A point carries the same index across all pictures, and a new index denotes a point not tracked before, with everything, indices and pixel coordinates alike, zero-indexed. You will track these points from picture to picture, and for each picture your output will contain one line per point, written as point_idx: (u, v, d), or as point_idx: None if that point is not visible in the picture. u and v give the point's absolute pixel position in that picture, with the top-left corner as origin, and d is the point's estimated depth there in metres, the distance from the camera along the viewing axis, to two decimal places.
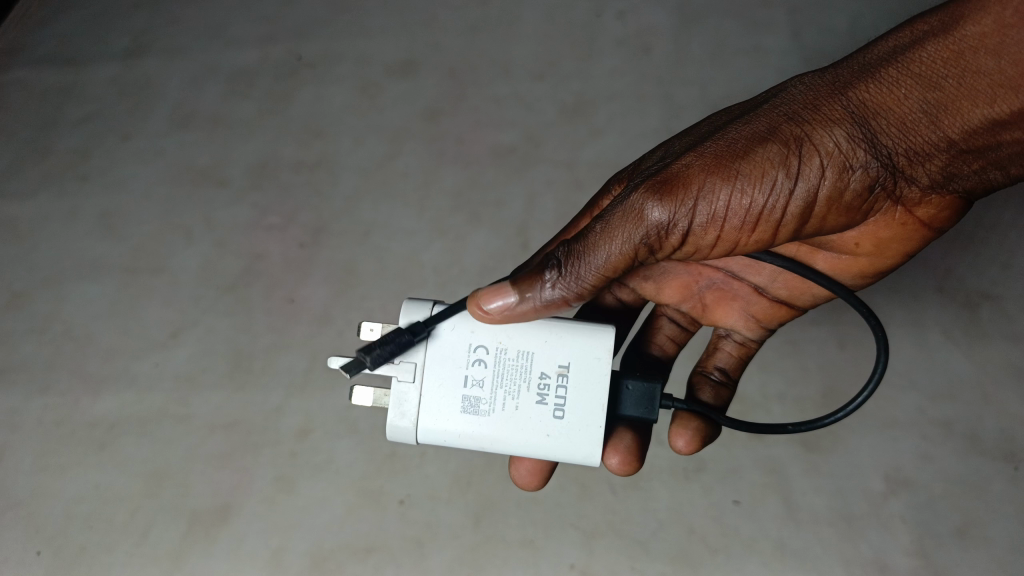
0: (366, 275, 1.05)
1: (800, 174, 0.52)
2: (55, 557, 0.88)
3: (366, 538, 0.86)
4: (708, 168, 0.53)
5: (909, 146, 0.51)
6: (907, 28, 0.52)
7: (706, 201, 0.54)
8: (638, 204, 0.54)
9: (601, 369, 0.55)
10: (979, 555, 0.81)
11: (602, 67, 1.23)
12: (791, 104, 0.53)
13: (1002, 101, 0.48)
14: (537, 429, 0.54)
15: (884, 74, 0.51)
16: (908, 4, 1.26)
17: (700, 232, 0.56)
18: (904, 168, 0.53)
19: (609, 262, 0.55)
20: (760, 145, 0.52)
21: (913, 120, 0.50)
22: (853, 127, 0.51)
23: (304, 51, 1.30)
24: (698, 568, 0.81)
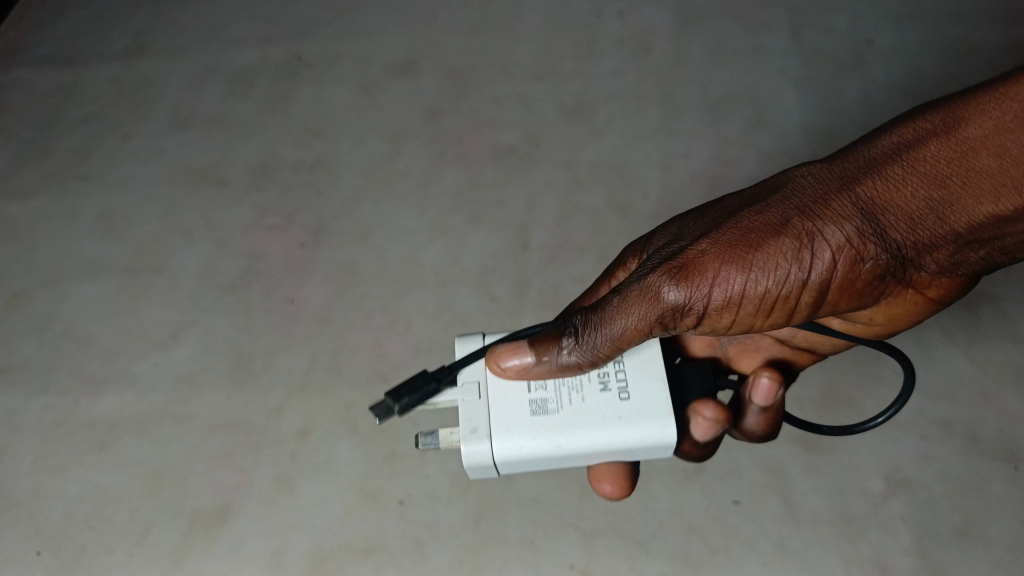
0: (366, 275, 1.05)
1: (812, 265, 0.56)
2: (55, 558, 0.88)
3: (366, 538, 0.85)
4: (726, 255, 0.57)
5: (916, 239, 0.54)
6: (908, 126, 0.55)
7: (723, 285, 0.58)
8: (656, 284, 0.58)
9: (650, 351, 0.64)
10: (979, 555, 0.80)
11: (602, 67, 1.23)
12: (799, 199, 0.57)
13: (1005, 198, 0.50)
14: (608, 414, 0.60)
15: (889, 171, 0.55)
16: (907, 5, 1.26)
17: (719, 312, 0.60)
18: (910, 258, 0.56)
19: (627, 333, 0.59)
20: (774, 237, 0.56)
21: (919, 216, 0.54)
22: (861, 223, 0.55)
23: (305, 53, 1.31)
24: (698, 569, 0.81)
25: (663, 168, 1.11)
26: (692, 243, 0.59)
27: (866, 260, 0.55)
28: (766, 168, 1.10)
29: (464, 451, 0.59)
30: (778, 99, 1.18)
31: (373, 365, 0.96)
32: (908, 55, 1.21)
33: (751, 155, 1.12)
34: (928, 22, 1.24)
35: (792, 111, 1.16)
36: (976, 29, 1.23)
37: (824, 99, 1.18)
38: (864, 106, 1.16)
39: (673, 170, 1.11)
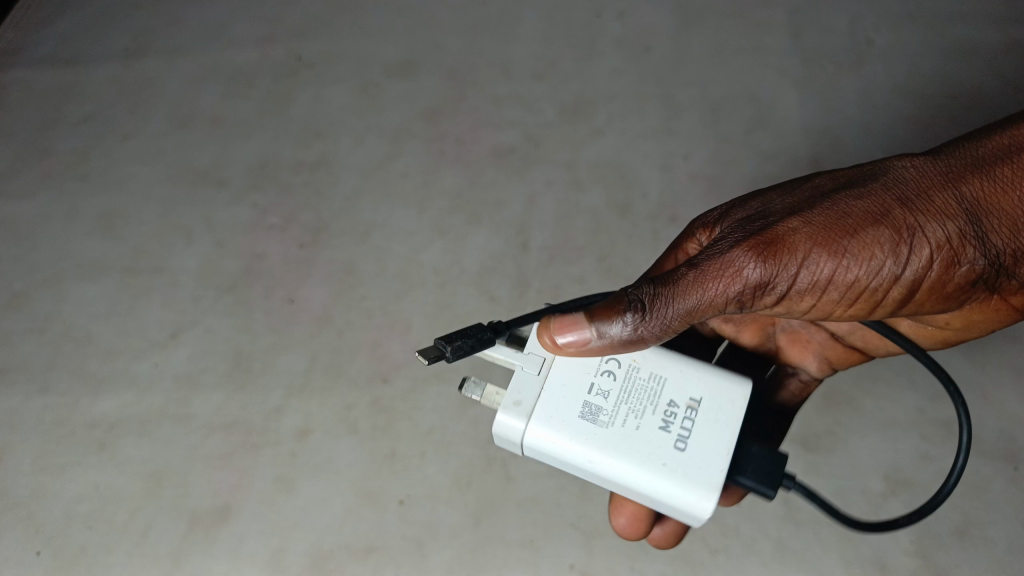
0: (366, 275, 1.05)
1: (908, 260, 0.55)
2: (56, 558, 0.88)
3: (366, 538, 0.85)
4: (824, 238, 0.55)
5: (1014, 247, 0.55)
6: (1002, 137, 0.57)
7: (813, 268, 0.56)
8: (740, 259, 0.55)
9: (731, 411, 0.57)
10: (978, 555, 0.81)
11: (602, 67, 1.23)
12: (901, 188, 0.56)
13: None
14: (655, 457, 0.54)
15: (995, 173, 0.55)
16: (908, 4, 1.26)
17: (800, 295, 0.58)
18: (999, 266, 0.56)
19: (702, 309, 0.56)
20: (873, 225, 0.55)
21: (1020, 223, 0.54)
22: (961, 222, 0.54)
23: (305, 52, 1.31)
24: (698, 569, 0.81)
25: (663, 168, 1.11)
26: (782, 218, 0.57)
27: (958, 262, 0.55)
28: (766, 168, 1.10)
29: (498, 418, 0.57)
30: (778, 99, 1.18)
31: (373, 365, 0.96)
32: (908, 55, 1.21)
33: (752, 155, 1.12)
34: (928, 21, 1.24)
35: (792, 111, 1.16)
36: (977, 28, 1.22)
37: (825, 99, 1.18)
38: (864, 105, 1.16)
39: (673, 170, 1.11)
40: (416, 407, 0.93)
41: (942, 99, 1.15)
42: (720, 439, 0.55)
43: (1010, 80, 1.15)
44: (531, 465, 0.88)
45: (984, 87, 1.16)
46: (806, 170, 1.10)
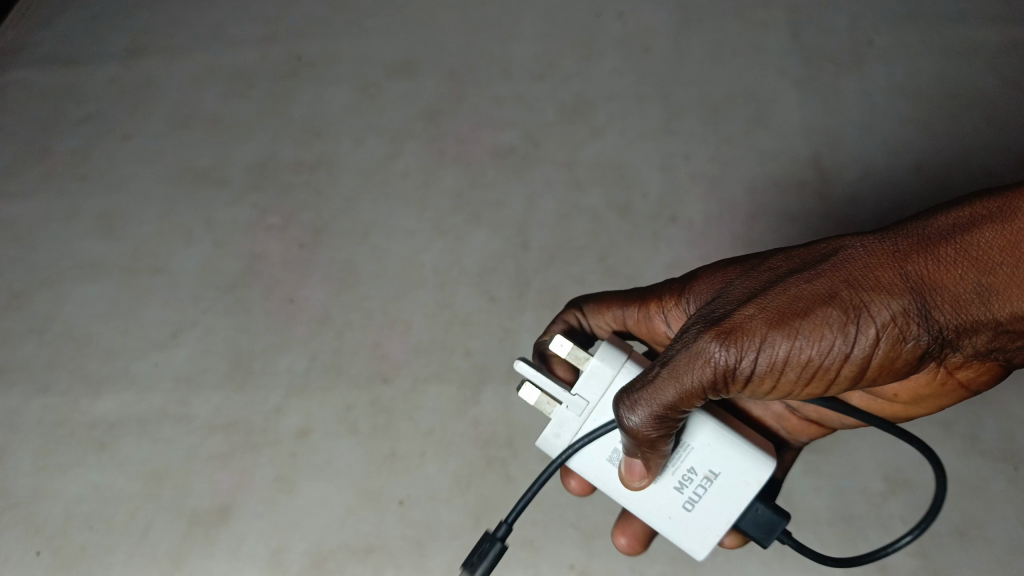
0: (366, 275, 1.05)
1: (856, 340, 0.50)
2: (56, 557, 0.88)
3: (366, 538, 0.86)
4: (771, 321, 0.51)
5: (961, 323, 0.49)
6: (966, 205, 0.49)
7: (767, 351, 0.51)
8: (701, 343, 0.52)
9: (745, 491, 0.59)
10: (977, 554, 0.81)
11: (602, 67, 1.23)
12: (851, 269, 0.50)
13: None
14: (663, 510, 0.61)
15: (944, 250, 0.48)
16: (908, 3, 1.26)
17: (759, 379, 0.54)
18: (957, 340, 0.50)
19: (677, 401, 0.54)
20: (821, 306, 0.50)
21: (966, 299, 0.48)
22: (915, 301, 0.48)
23: (305, 52, 1.31)
24: (698, 568, 0.81)
25: (663, 168, 1.11)
26: (737, 305, 0.53)
27: (913, 341, 0.49)
28: (766, 168, 1.10)
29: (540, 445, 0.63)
30: (778, 99, 1.18)
31: (373, 365, 0.96)
32: (909, 54, 1.21)
33: (751, 155, 1.12)
34: (929, 20, 1.24)
35: (792, 111, 1.16)
36: (977, 27, 1.22)
37: (825, 98, 1.18)
38: (864, 105, 1.16)
39: (673, 170, 1.11)
40: (416, 407, 0.93)
41: (941, 100, 1.16)
42: (725, 509, 0.59)
43: (1009, 81, 1.16)
44: (531, 465, 0.88)
45: (984, 87, 1.16)
46: (805, 171, 1.10)
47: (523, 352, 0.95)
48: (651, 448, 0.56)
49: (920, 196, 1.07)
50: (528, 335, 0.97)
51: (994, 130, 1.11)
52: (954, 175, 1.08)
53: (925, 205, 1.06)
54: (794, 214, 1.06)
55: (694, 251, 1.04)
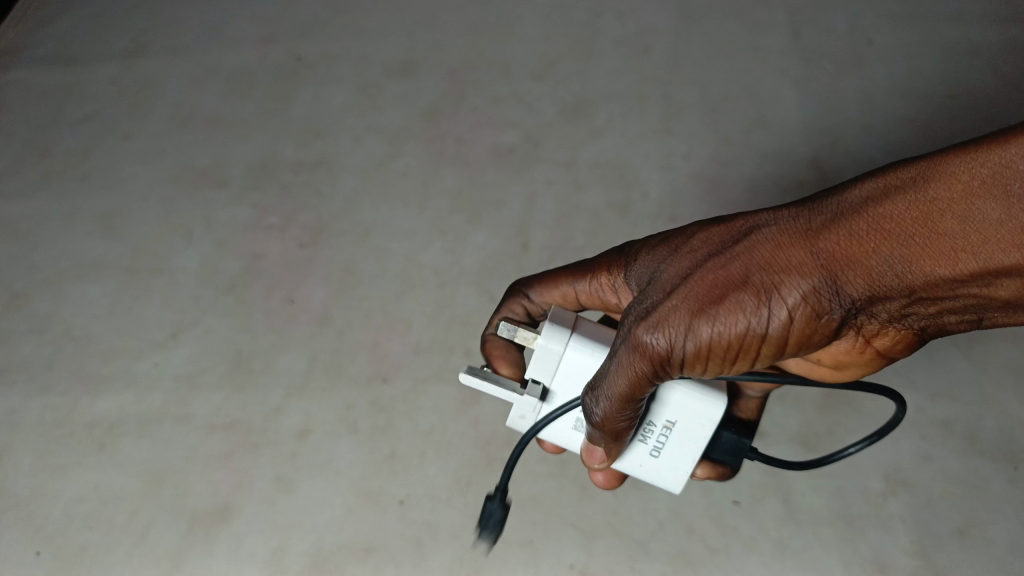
0: (366, 275, 1.05)
1: (770, 319, 0.50)
2: (55, 558, 0.88)
3: (366, 538, 0.85)
4: (691, 311, 0.51)
5: (873, 295, 0.48)
6: (877, 179, 0.47)
7: (683, 339, 0.52)
8: (630, 334, 0.53)
9: (704, 432, 0.60)
10: (978, 554, 0.81)
11: (602, 68, 1.23)
12: (767, 250, 0.50)
13: (964, 262, 0.43)
14: (634, 460, 0.63)
15: (853, 224, 0.47)
16: (907, 4, 1.26)
17: (682, 364, 0.54)
18: (872, 308, 0.50)
19: (630, 392, 0.55)
20: (735, 291, 0.50)
21: (878, 273, 0.47)
22: (824, 280, 0.48)
23: (305, 52, 1.31)
24: (698, 568, 0.81)
25: (663, 168, 1.11)
26: (658, 295, 0.53)
27: (826, 315, 0.50)
28: (766, 168, 1.10)
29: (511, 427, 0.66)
30: (778, 99, 1.18)
31: (373, 365, 0.96)
32: (908, 55, 1.21)
33: (752, 155, 1.12)
34: (927, 21, 1.24)
35: (792, 111, 1.16)
36: (976, 28, 1.23)
37: (824, 98, 1.18)
38: (864, 106, 1.16)
39: (673, 170, 1.11)
40: (416, 407, 0.93)
41: (941, 100, 1.16)
42: (690, 453, 0.62)
43: (1008, 81, 1.16)
44: (530, 465, 0.88)
45: (983, 88, 1.16)
46: (805, 171, 1.10)
47: None
48: (616, 439, 0.60)
49: None
50: None
51: (993, 130, 1.11)
52: None
53: None
54: None
55: None
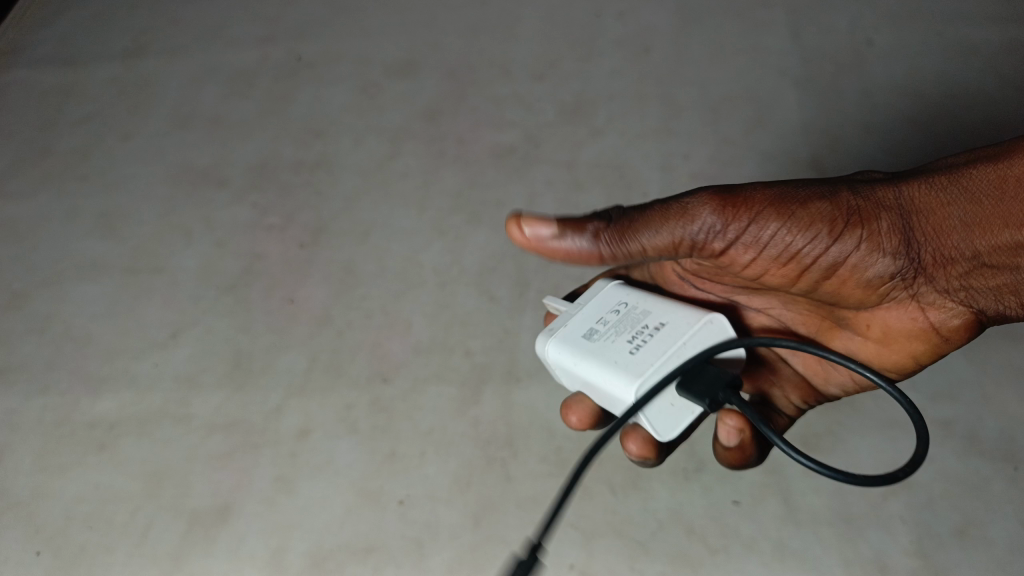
0: (366, 275, 1.05)
1: (840, 237, 0.68)
2: (55, 558, 0.87)
3: (366, 538, 0.85)
4: (772, 203, 0.66)
5: (936, 250, 0.69)
6: (961, 156, 0.71)
7: (761, 226, 0.66)
8: (698, 203, 0.64)
9: (687, 331, 0.66)
10: (980, 554, 0.80)
11: (602, 68, 1.24)
12: (851, 192, 0.70)
13: (1002, 228, 0.66)
14: (612, 355, 0.66)
15: (932, 183, 0.70)
16: (907, 4, 1.27)
17: (743, 251, 0.68)
18: (926, 269, 0.70)
19: (656, 240, 0.63)
20: (818, 206, 0.67)
21: (950, 225, 0.68)
22: (899, 218, 0.69)
23: (305, 52, 1.32)
24: (698, 568, 0.80)
25: (664, 167, 1.11)
26: (746, 186, 0.68)
27: (884, 258, 0.69)
28: (766, 168, 1.10)
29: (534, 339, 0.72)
30: (778, 99, 1.18)
31: (373, 365, 0.96)
32: (908, 55, 1.22)
33: (752, 155, 1.12)
34: (927, 23, 1.25)
35: (792, 111, 1.16)
36: (975, 29, 1.23)
37: (825, 98, 1.18)
38: (864, 106, 1.16)
39: (674, 169, 1.11)
40: (416, 407, 0.93)
41: (941, 100, 1.16)
42: (662, 354, 0.65)
43: (1008, 81, 1.16)
44: (531, 465, 0.87)
45: (983, 87, 1.16)
46: (806, 170, 1.09)
47: (523, 353, 0.95)
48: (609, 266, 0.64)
49: None
50: (527, 336, 0.96)
51: (993, 130, 1.11)
52: None
53: None
54: None
55: None
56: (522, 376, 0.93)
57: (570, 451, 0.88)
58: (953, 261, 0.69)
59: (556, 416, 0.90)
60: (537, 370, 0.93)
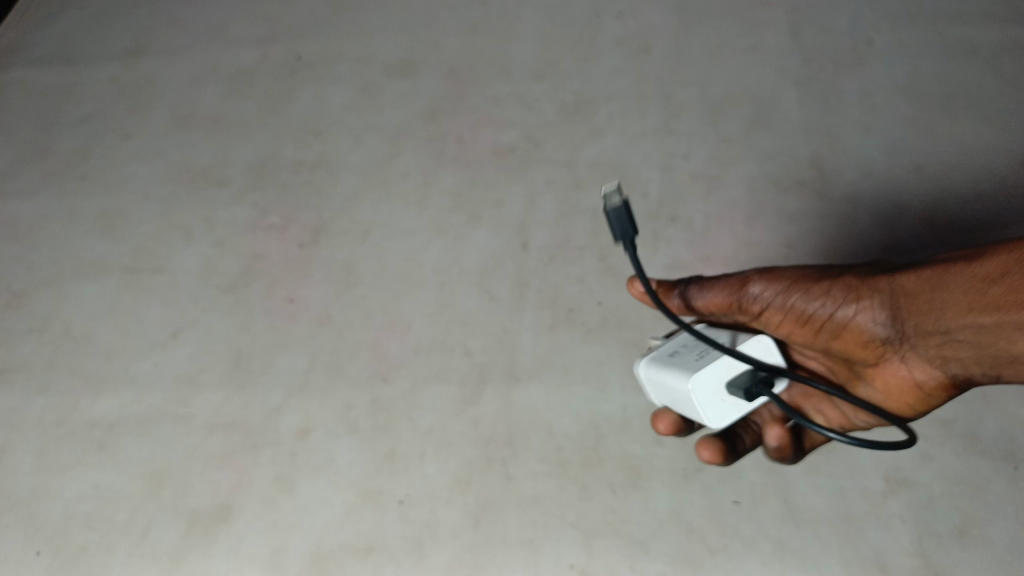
0: (365, 275, 1.05)
1: (839, 305, 0.73)
2: (55, 557, 0.88)
3: (366, 538, 0.85)
4: (794, 277, 0.74)
5: (918, 326, 0.69)
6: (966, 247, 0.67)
7: (783, 299, 0.74)
8: (746, 277, 0.75)
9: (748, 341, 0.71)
10: (978, 554, 0.80)
11: (602, 67, 1.24)
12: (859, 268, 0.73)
13: (974, 313, 0.64)
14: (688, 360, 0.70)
15: (925, 268, 0.68)
16: (907, 3, 1.27)
17: (772, 319, 0.76)
18: (914, 342, 0.70)
19: (714, 301, 0.76)
20: (830, 279, 0.73)
21: (931, 307, 0.67)
22: (887, 297, 0.70)
23: (304, 51, 1.32)
24: (698, 568, 0.81)
25: (664, 167, 1.11)
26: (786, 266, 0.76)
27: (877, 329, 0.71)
28: (766, 168, 1.10)
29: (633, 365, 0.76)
30: (779, 99, 1.18)
31: (372, 365, 0.96)
32: (908, 54, 1.21)
33: (752, 155, 1.12)
34: (927, 21, 1.24)
35: (792, 110, 1.16)
36: (976, 28, 1.23)
37: (825, 98, 1.17)
38: (865, 105, 1.16)
39: (674, 169, 1.11)
40: (416, 406, 0.92)
41: (942, 99, 1.15)
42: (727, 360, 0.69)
43: (1008, 81, 1.16)
44: (531, 465, 0.87)
45: (983, 87, 1.16)
46: (806, 170, 1.09)
47: (522, 352, 0.95)
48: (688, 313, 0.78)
49: (922, 193, 1.05)
50: (527, 335, 0.96)
51: (994, 129, 1.11)
52: (954, 173, 1.07)
53: (925, 201, 1.05)
54: (794, 214, 1.05)
55: (695, 250, 1.02)
56: (521, 375, 0.93)
57: (570, 451, 0.88)
58: (935, 337, 0.68)
59: (556, 416, 0.90)
60: (537, 369, 0.93)
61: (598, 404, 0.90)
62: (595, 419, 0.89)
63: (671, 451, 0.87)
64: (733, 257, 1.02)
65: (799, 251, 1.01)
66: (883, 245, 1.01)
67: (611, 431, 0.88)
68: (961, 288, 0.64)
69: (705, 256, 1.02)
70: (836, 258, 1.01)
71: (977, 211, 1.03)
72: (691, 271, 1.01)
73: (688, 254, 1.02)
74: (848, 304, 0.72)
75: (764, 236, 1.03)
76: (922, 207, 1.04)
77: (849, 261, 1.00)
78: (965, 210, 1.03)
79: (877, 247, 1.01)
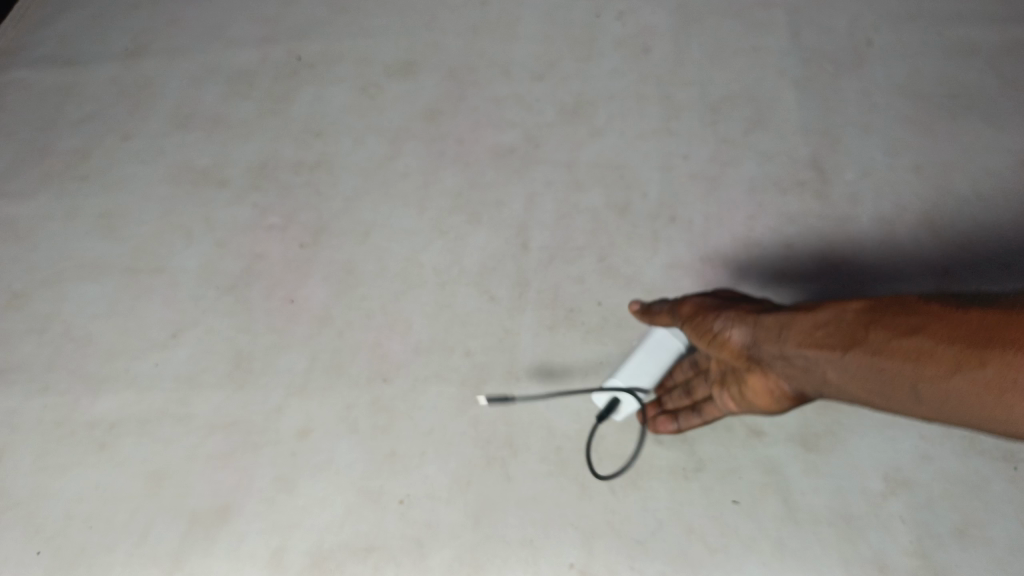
0: (365, 275, 1.05)
1: (722, 304, 0.76)
2: (55, 557, 0.88)
3: (366, 538, 0.85)
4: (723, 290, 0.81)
5: (762, 327, 0.69)
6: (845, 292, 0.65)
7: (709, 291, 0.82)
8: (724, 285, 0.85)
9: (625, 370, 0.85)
10: (979, 555, 0.79)
11: (602, 68, 1.24)
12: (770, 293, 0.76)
13: (818, 322, 0.64)
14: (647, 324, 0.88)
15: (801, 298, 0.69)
16: (906, 6, 1.27)
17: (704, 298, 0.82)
18: (757, 347, 0.70)
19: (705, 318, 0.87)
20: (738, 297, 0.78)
21: (786, 317, 0.67)
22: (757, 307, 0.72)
23: (304, 52, 1.32)
24: (698, 569, 0.80)
25: (663, 168, 1.11)
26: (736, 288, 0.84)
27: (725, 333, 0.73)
28: (766, 168, 1.10)
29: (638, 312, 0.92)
30: (778, 99, 1.18)
31: (372, 365, 0.96)
32: (908, 55, 1.22)
33: (751, 155, 1.12)
34: (927, 22, 1.25)
35: (792, 111, 1.17)
36: (977, 29, 1.23)
37: (824, 98, 1.18)
38: (864, 105, 1.16)
39: (673, 169, 1.11)
40: (416, 406, 0.93)
41: (941, 99, 1.16)
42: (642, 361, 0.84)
43: (1007, 82, 1.16)
44: (531, 465, 0.87)
45: (984, 87, 1.16)
46: (805, 170, 1.09)
47: (522, 352, 0.95)
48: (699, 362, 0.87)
49: (922, 194, 1.06)
50: (526, 335, 0.96)
51: (994, 130, 1.11)
52: (955, 174, 1.07)
53: (925, 202, 1.05)
54: (793, 214, 1.05)
55: (694, 250, 1.02)
56: (521, 375, 0.93)
57: (570, 450, 0.88)
58: (775, 343, 0.67)
59: (556, 416, 0.90)
60: (537, 370, 0.93)
61: (599, 403, 0.90)
62: (596, 418, 0.89)
63: (671, 451, 0.86)
64: (732, 257, 1.02)
65: (799, 252, 1.01)
66: (883, 245, 1.01)
67: (610, 430, 0.89)
68: (817, 313, 0.65)
69: (704, 257, 1.02)
70: (836, 257, 1.00)
71: (977, 211, 1.03)
72: (690, 270, 1.01)
73: (687, 254, 1.02)
74: (722, 312, 0.74)
75: (764, 236, 1.03)
76: (922, 207, 1.04)
77: (848, 261, 1.00)
78: (964, 210, 1.03)
79: (876, 246, 1.01)
